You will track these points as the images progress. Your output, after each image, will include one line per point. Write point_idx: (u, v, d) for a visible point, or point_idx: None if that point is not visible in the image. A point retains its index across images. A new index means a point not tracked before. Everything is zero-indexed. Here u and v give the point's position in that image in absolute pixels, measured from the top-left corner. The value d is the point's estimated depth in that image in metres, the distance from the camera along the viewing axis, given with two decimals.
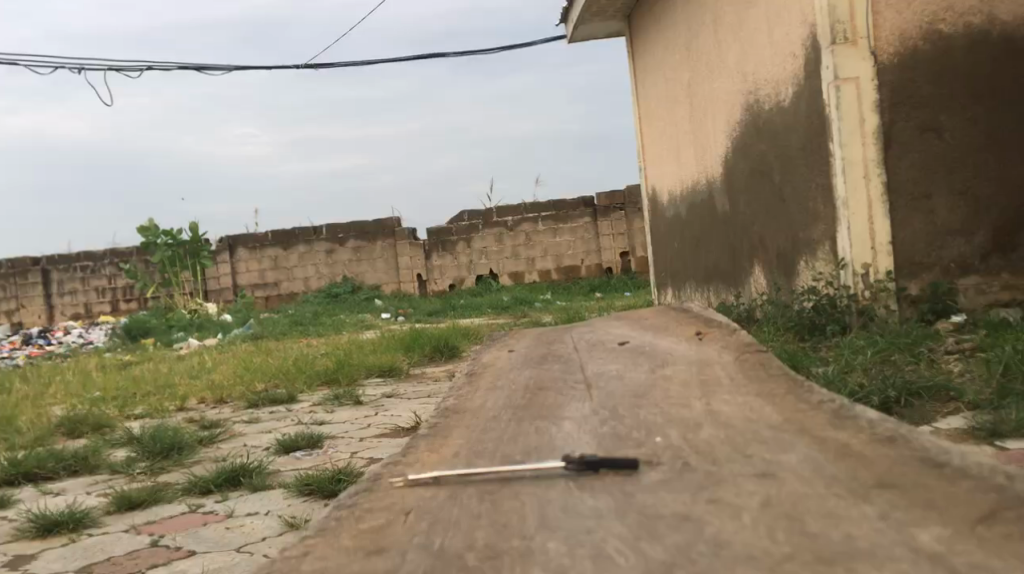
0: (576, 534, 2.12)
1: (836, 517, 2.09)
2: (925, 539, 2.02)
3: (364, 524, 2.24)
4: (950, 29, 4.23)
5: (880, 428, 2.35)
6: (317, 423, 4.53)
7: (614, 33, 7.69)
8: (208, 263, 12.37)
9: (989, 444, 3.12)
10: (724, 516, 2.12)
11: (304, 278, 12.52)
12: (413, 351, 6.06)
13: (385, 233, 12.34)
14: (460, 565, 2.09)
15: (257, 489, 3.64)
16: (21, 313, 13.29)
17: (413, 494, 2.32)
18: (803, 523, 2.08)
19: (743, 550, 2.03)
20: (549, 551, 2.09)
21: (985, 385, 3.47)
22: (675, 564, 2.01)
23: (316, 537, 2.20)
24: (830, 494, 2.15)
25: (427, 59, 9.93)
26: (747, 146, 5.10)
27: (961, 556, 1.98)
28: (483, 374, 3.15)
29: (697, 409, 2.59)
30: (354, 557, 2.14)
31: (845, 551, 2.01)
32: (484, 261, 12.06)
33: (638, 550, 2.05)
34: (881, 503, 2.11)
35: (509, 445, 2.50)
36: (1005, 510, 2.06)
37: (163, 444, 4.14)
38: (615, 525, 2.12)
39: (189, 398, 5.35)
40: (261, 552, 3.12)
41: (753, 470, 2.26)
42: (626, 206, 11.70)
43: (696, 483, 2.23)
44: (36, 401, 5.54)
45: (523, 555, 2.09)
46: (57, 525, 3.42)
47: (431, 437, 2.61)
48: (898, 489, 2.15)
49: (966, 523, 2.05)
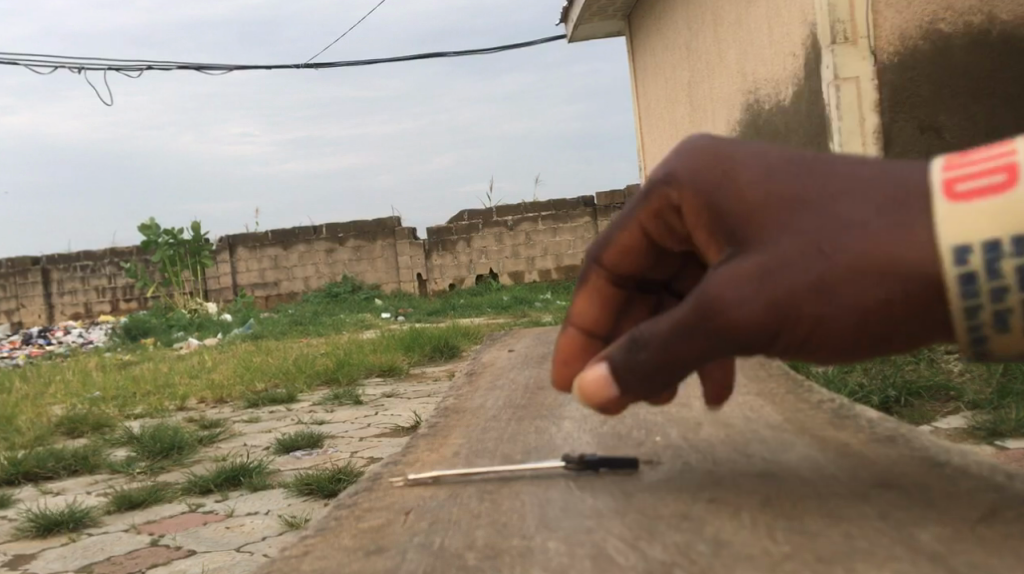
0: (576, 533, 1.81)
1: (837, 517, 1.75)
2: (924, 538, 1.67)
3: (364, 524, 1.96)
4: (950, 29, 4.20)
5: (879, 429, 2.12)
6: (317, 423, 4.52)
7: (613, 33, 7.73)
8: (208, 263, 12.64)
9: (988, 444, 3.09)
10: (724, 515, 1.79)
11: (304, 278, 12.65)
12: (412, 351, 6.06)
13: (385, 232, 12.43)
14: (459, 565, 1.77)
15: (257, 489, 3.64)
16: (21, 313, 13.36)
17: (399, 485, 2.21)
18: (803, 521, 1.75)
19: (742, 550, 1.69)
20: (548, 551, 1.77)
21: (984, 386, 3.47)
22: (675, 564, 1.68)
23: (314, 537, 1.92)
24: (831, 495, 1.83)
25: (428, 58, 10.00)
26: (747, 145, 5.11)
27: (961, 556, 1.62)
28: (482, 374, 3.14)
29: (696, 409, 2.52)
30: (353, 557, 1.84)
31: (845, 551, 1.66)
32: (484, 260, 12.16)
33: (638, 550, 1.73)
34: (882, 503, 1.78)
35: (508, 445, 2.39)
36: (1005, 510, 1.73)
37: (162, 444, 4.14)
38: (615, 525, 1.81)
39: (189, 398, 5.35)
40: (261, 553, 3.10)
41: (753, 470, 1.97)
42: (625, 206, 11.82)
43: (695, 483, 1.94)
44: (35, 401, 5.53)
45: (522, 555, 1.77)
46: (57, 524, 3.42)
47: (431, 437, 2.52)
48: (911, 495, 1.79)
49: (965, 522, 1.70)
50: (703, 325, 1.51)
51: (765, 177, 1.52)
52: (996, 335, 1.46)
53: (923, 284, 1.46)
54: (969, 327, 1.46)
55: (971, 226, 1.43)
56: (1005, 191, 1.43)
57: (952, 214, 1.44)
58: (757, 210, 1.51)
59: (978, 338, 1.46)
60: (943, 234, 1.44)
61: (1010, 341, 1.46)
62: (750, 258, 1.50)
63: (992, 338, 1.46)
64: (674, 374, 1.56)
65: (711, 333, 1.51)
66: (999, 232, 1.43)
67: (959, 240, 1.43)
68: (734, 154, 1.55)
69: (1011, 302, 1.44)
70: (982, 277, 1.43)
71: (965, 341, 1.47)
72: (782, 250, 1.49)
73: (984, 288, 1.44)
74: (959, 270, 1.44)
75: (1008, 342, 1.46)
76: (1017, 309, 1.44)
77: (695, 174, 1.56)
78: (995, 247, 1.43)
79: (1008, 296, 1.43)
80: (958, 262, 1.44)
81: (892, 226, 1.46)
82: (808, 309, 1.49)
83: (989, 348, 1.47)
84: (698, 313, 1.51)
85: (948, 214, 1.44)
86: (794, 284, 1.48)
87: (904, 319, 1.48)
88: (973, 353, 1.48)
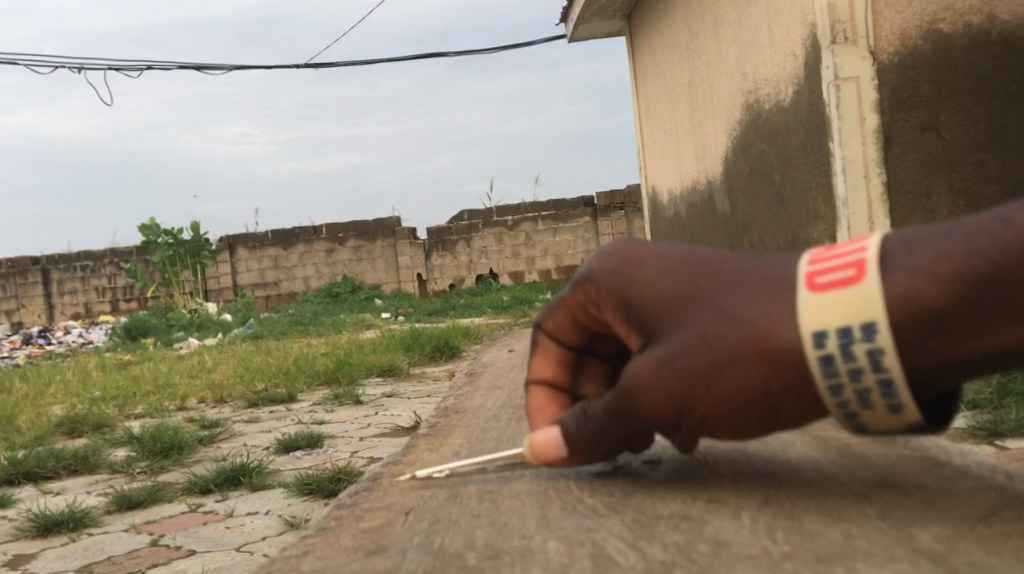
0: (576, 533, 1.81)
1: (836, 517, 1.75)
2: (924, 538, 1.66)
3: (364, 523, 1.96)
4: (950, 29, 4.19)
5: (881, 430, 2.08)
6: (317, 423, 4.52)
7: (613, 33, 7.73)
8: (208, 263, 12.68)
9: (989, 444, 3.08)
10: (724, 515, 1.79)
11: (304, 278, 12.68)
12: (412, 351, 6.06)
13: (385, 232, 12.48)
14: (458, 565, 1.76)
15: (257, 489, 3.64)
16: (21, 313, 13.37)
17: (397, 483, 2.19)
18: (802, 522, 1.74)
19: (742, 550, 1.68)
20: (548, 550, 1.77)
21: (985, 386, 3.48)
22: (675, 564, 1.67)
23: (314, 537, 1.91)
24: (830, 495, 1.82)
25: (428, 57, 10.00)
26: (747, 145, 5.11)
27: (960, 556, 1.62)
28: (482, 374, 3.14)
29: None
30: (353, 557, 1.83)
31: (844, 551, 1.66)
32: (484, 260, 12.20)
33: (638, 550, 1.73)
34: (882, 503, 1.78)
35: (508, 446, 2.30)
36: (1005, 511, 1.72)
37: (162, 444, 4.14)
38: (615, 525, 1.81)
39: (189, 398, 5.35)
40: (261, 553, 3.10)
41: (753, 470, 1.96)
42: (625, 206, 11.85)
43: (696, 483, 1.93)
44: (35, 402, 5.53)
45: (522, 554, 1.76)
46: (57, 525, 3.42)
47: (431, 438, 2.49)
48: (910, 496, 1.79)
49: (964, 523, 1.69)
50: (625, 412, 1.63)
51: (666, 276, 1.63)
52: (866, 412, 1.52)
53: (796, 368, 1.53)
54: (839, 405, 1.53)
55: (828, 313, 1.50)
56: (854, 282, 1.50)
57: (814, 304, 1.51)
58: (657, 303, 1.61)
59: (851, 416, 1.53)
60: (805, 321, 1.51)
61: (886, 418, 1.53)
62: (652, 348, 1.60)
63: (865, 415, 1.53)
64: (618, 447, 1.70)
65: (631, 417, 1.63)
66: (850, 318, 1.49)
67: (817, 328, 1.50)
68: (645, 252, 1.66)
69: (871, 383, 1.50)
70: (841, 360, 1.50)
71: (842, 418, 1.54)
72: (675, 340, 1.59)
73: (846, 368, 1.50)
74: (819, 352, 1.51)
75: (881, 418, 1.53)
76: (878, 389, 1.50)
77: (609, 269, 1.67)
78: (848, 332, 1.49)
79: (867, 380, 1.50)
80: (818, 347, 1.51)
81: (768, 314, 1.54)
82: (703, 398, 1.57)
83: (865, 423, 1.54)
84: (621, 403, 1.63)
85: (809, 304, 1.52)
86: (683, 375, 1.57)
87: (787, 401, 1.55)
88: (854, 428, 1.55)
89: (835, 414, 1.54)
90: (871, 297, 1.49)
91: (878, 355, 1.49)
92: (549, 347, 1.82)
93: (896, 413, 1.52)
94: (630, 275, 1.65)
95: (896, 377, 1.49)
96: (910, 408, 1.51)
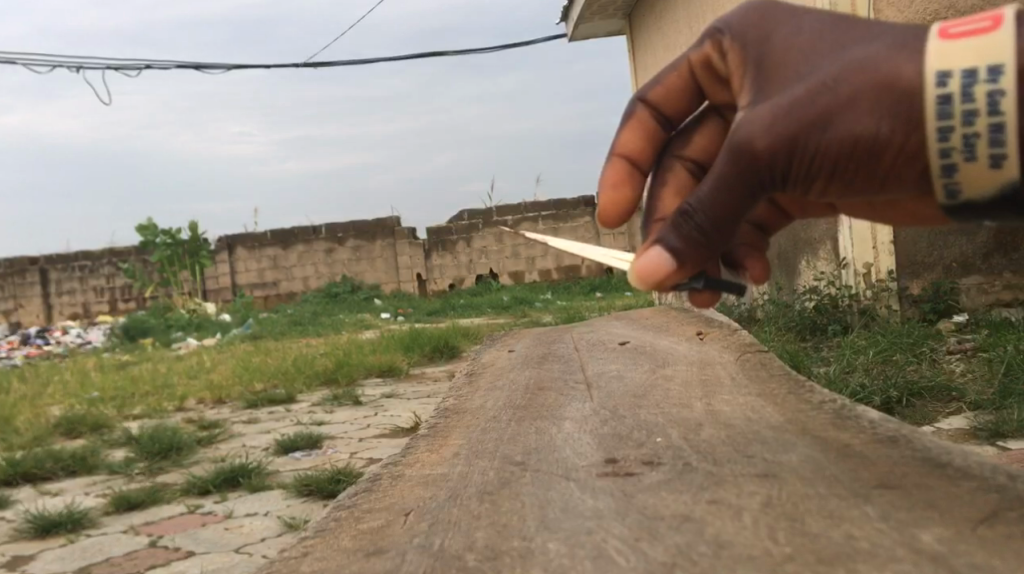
0: (576, 534, 1.79)
1: (838, 518, 1.73)
2: (925, 539, 1.65)
3: (364, 524, 1.94)
4: None
5: (881, 428, 2.05)
6: (317, 423, 4.52)
7: (613, 33, 7.72)
8: (207, 263, 12.74)
9: (990, 444, 3.07)
10: (725, 516, 1.77)
11: (304, 278, 12.73)
12: (412, 351, 6.06)
13: (385, 232, 12.53)
14: (459, 566, 1.75)
15: (256, 489, 3.63)
16: (19, 313, 13.41)
17: (395, 478, 2.16)
18: (804, 523, 1.73)
19: (743, 551, 1.67)
20: (549, 551, 1.75)
21: (987, 386, 3.45)
22: (675, 564, 1.66)
23: (313, 537, 1.89)
24: (831, 495, 1.81)
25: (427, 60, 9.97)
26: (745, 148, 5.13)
27: (962, 556, 1.60)
28: (482, 374, 3.13)
29: (698, 409, 2.38)
30: (353, 558, 1.82)
31: (845, 552, 1.64)
32: (484, 260, 12.21)
33: (639, 550, 1.71)
34: (884, 503, 1.76)
35: (510, 445, 2.29)
36: (1007, 511, 1.70)
37: (161, 444, 4.13)
38: (616, 526, 1.80)
39: (188, 398, 5.35)
40: (260, 553, 3.10)
41: (754, 470, 1.94)
42: None
43: (696, 483, 1.91)
44: (34, 401, 5.54)
45: (523, 555, 1.75)
46: (56, 525, 3.40)
47: (431, 437, 2.46)
48: (910, 495, 1.77)
49: (967, 523, 1.68)
50: (734, 173, 1.49)
51: (797, 33, 1.51)
52: (965, 165, 1.42)
53: (910, 115, 1.43)
54: (940, 155, 1.43)
55: (955, 55, 1.41)
56: (988, 32, 1.41)
57: (941, 49, 1.42)
58: (779, 59, 1.51)
59: (949, 171, 1.43)
60: (929, 60, 1.42)
61: (985, 176, 1.42)
62: (764, 104, 1.48)
63: (962, 171, 1.43)
64: (724, 235, 1.53)
65: (737, 174, 1.49)
66: (978, 61, 1.40)
67: (941, 67, 1.41)
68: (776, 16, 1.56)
69: (981, 129, 1.40)
70: (958, 100, 1.41)
71: (938, 174, 1.44)
72: (789, 94, 1.47)
73: (957, 111, 1.41)
74: (939, 92, 1.41)
75: (979, 175, 1.42)
76: (986, 135, 1.40)
77: (743, 32, 1.57)
78: (972, 74, 1.40)
79: (977, 123, 1.40)
80: (938, 86, 1.41)
81: (892, 59, 1.44)
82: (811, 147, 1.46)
83: (960, 183, 1.44)
84: (728, 158, 1.49)
85: (937, 48, 1.42)
86: (797, 123, 1.46)
87: (889, 155, 1.45)
88: (947, 190, 1.45)
89: (933, 168, 1.44)
90: (1003, 44, 1.40)
91: (997, 96, 1.40)
92: (644, 117, 1.81)
93: (997, 169, 1.41)
94: (761, 37, 1.55)
95: (1009, 125, 1.40)
96: (1016, 164, 1.40)
